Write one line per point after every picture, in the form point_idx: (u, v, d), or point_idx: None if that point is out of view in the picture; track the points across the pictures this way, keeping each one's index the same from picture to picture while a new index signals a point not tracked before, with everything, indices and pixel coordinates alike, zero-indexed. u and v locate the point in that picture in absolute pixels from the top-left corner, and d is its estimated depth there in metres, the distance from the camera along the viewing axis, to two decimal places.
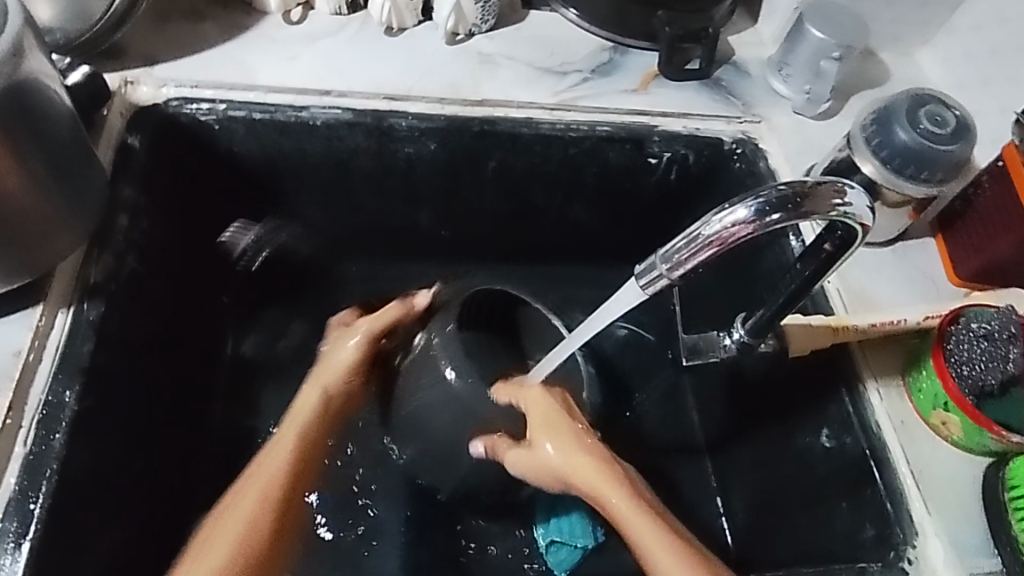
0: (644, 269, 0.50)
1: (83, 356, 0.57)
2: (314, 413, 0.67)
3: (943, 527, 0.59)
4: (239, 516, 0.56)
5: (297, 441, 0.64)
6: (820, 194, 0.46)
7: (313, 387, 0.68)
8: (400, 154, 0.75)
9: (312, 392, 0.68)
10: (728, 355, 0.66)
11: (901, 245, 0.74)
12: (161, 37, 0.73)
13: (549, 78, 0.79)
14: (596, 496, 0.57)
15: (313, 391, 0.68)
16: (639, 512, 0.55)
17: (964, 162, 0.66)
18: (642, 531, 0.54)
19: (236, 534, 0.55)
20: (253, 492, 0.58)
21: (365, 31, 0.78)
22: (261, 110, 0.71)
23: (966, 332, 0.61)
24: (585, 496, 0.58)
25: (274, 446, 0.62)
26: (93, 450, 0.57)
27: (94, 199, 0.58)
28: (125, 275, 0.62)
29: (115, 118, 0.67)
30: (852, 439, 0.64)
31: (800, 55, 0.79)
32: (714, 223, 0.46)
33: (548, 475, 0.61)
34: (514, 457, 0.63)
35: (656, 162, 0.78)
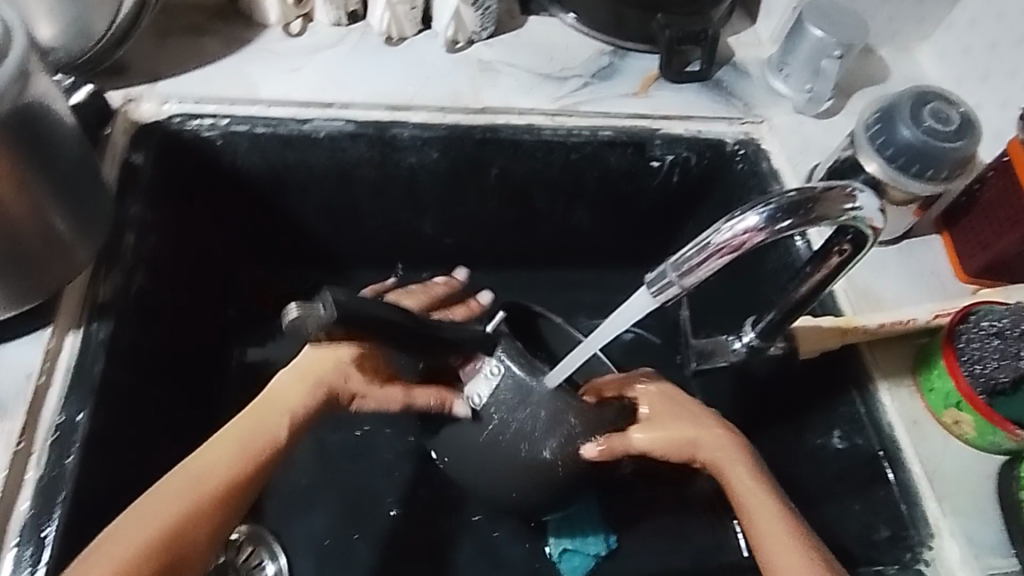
0: (655, 277, 0.50)
1: (95, 375, 0.57)
2: (301, 409, 0.57)
3: (958, 527, 0.58)
4: (171, 507, 0.49)
5: (265, 439, 0.55)
6: (830, 199, 0.45)
7: (304, 378, 0.58)
8: (403, 164, 0.75)
9: (305, 382, 0.57)
10: (738, 359, 0.65)
11: (906, 242, 0.73)
12: (161, 53, 0.73)
13: (549, 84, 0.79)
14: (722, 467, 0.58)
15: (306, 383, 0.58)
16: (756, 487, 0.57)
17: (970, 159, 0.66)
18: (773, 539, 0.54)
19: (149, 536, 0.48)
20: (189, 490, 0.51)
21: (365, 41, 0.78)
22: (264, 124, 0.71)
23: (977, 330, 0.61)
24: (710, 466, 0.59)
25: (237, 437, 0.54)
26: (106, 470, 0.57)
27: (103, 218, 0.58)
28: (134, 293, 0.62)
29: (119, 136, 0.67)
30: (864, 440, 0.63)
31: (799, 55, 0.79)
32: (724, 230, 0.46)
33: (677, 450, 0.60)
34: (639, 440, 0.60)
35: (659, 165, 0.78)
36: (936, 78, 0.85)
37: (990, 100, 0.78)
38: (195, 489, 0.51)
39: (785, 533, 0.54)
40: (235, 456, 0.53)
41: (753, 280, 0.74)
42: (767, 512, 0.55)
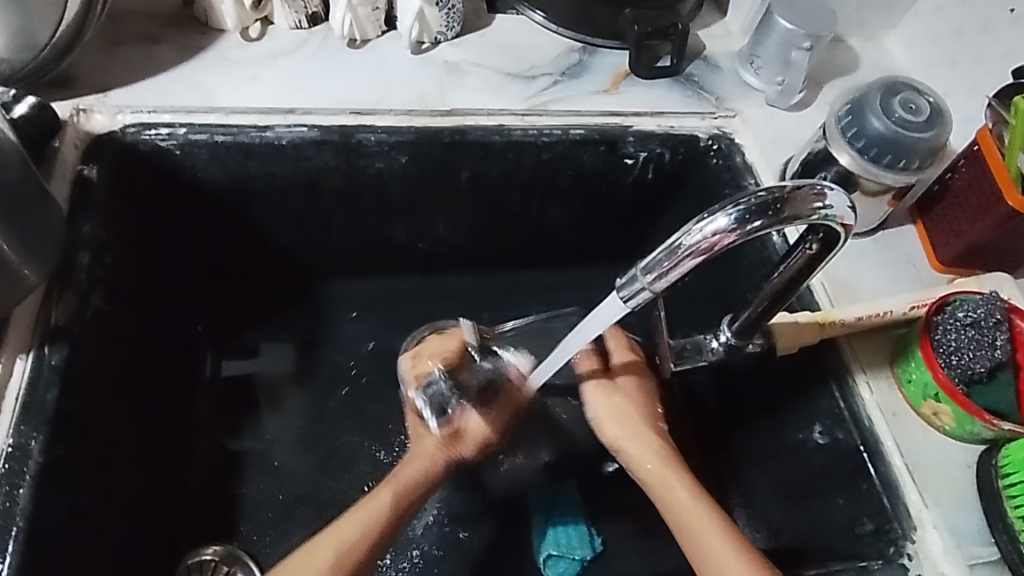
0: (626, 282, 0.49)
1: (49, 404, 0.54)
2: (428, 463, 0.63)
3: (940, 518, 0.58)
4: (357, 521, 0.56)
5: (417, 475, 0.62)
6: (798, 198, 0.45)
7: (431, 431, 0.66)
8: (371, 170, 0.73)
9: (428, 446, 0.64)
10: (716, 358, 0.64)
11: (881, 233, 0.73)
12: (113, 62, 0.71)
13: (518, 83, 0.77)
14: (648, 480, 0.61)
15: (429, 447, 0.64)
16: (707, 514, 0.57)
17: (941, 148, 0.65)
18: (711, 541, 0.55)
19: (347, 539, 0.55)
20: (388, 493, 0.60)
21: (327, 45, 0.76)
22: (223, 132, 0.68)
23: (952, 320, 0.61)
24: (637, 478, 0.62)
25: (408, 464, 0.63)
26: (64, 500, 0.55)
27: (52, 239, 0.56)
28: (89, 315, 0.60)
29: (69, 150, 0.64)
30: (845, 434, 0.63)
31: (769, 47, 0.78)
32: (694, 232, 0.45)
33: (641, 461, 0.62)
34: (599, 400, 0.64)
35: (632, 162, 0.77)
36: (906, 66, 0.85)
37: (959, 88, 0.78)
38: (385, 524, 0.58)
39: (709, 527, 0.56)
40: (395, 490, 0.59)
41: (731, 276, 0.73)
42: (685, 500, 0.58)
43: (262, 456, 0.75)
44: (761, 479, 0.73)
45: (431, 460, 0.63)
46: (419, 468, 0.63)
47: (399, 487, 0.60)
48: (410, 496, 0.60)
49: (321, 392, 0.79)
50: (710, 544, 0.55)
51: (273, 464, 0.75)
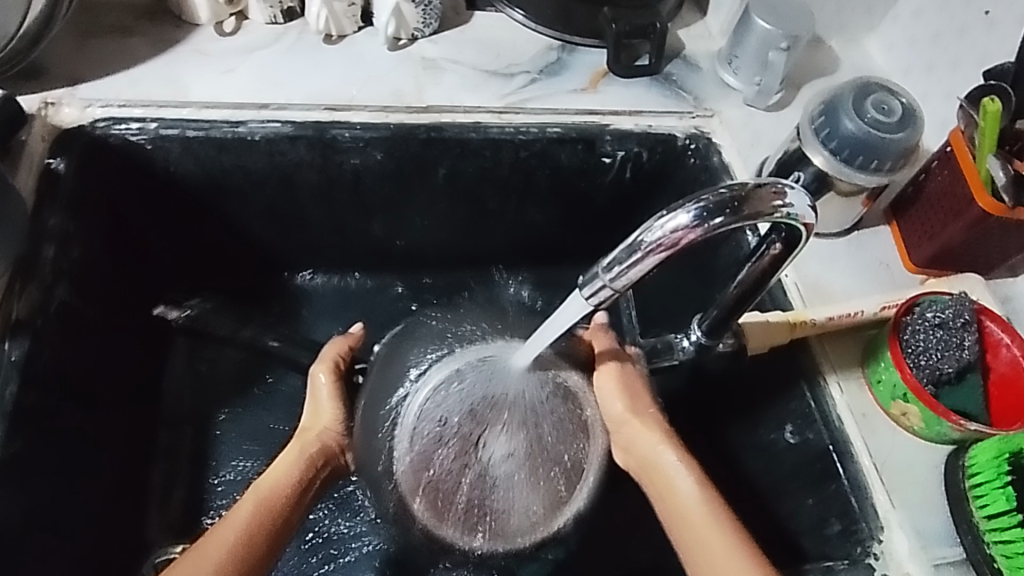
0: (587, 279, 0.48)
1: (7, 399, 0.54)
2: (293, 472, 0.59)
3: (907, 519, 0.58)
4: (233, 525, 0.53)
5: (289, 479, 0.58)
6: (760, 196, 0.44)
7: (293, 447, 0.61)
8: (346, 166, 0.73)
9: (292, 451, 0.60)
10: (687, 357, 0.64)
11: (856, 234, 0.73)
12: (85, 55, 0.70)
13: (495, 81, 0.77)
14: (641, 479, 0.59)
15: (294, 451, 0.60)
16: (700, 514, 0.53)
17: (913, 149, 0.66)
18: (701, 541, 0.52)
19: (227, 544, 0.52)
20: (253, 499, 0.55)
21: (303, 40, 0.75)
22: (195, 127, 0.68)
23: (921, 321, 0.61)
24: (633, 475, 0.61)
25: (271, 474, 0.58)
26: (23, 496, 0.54)
27: (13, 233, 0.56)
28: (53, 309, 0.59)
29: (36, 143, 0.64)
30: (815, 435, 0.63)
31: (747, 47, 0.78)
32: (655, 230, 0.45)
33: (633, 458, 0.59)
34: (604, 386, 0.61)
35: (609, 162, 0.77)
36: (885, 68, 0.85)
37: (936, 90, 0.79)
38: (255, 523, 0.53)
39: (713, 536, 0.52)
40: (258, 505, 0.55)
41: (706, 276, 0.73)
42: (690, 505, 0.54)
43: (235, 453, 0.75)
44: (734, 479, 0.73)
45: (304, 454, 0.60)
46: (297, 462, 0.59)
47: (275, 492, 0.56)
48: (281, 498, 0.56)
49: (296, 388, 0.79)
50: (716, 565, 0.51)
51: (246, 461, 0.75)
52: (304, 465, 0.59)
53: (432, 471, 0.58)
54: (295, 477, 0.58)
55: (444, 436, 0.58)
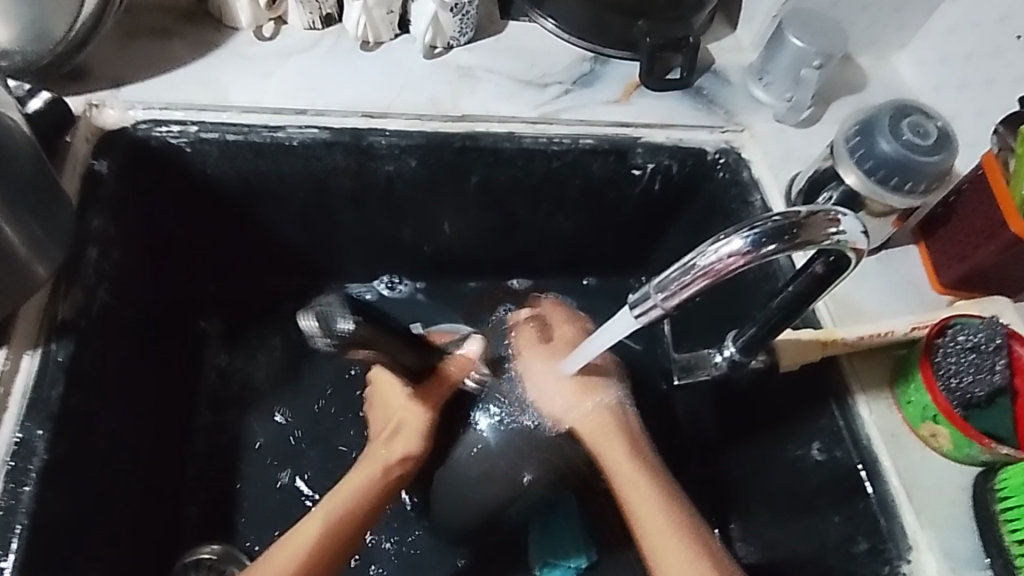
0: (638, 298, 0.50)
1: (53, 401, 0.54)
2: (369, 483, 0.62)
3: (935, 540, 0.59)
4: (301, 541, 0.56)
5: (360, 491, 0.61)
6: (814, 224, 0.46)
7: (373, 457, 0.64)
8: (381, 173, 0.73)
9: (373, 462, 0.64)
10: (719, 372, 0.65)
11: (884, 253, 0.74)
12: (127, 57, 0.71)
13: (529, 90, 0.77)
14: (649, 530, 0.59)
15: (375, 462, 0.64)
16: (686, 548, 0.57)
17: (947, 172, 0.66)
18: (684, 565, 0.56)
19: (299, 553, 0.56)
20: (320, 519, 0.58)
21: (341, 46, 0.76)
22: (234, 131, 0.68)
23: (952, 344, 0.62)
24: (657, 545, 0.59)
25: (347, 485, 0.62)
26: (67, 498, 0.55)
27: (62, 236, 0.56)
28: (95, 311, 0.60)
29: (80, 144, 0.64)
30: (843, 453, 0.63)
31: (780, 63, 0.78)
32: (709, 254, 0.46)
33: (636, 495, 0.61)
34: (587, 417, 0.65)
35: (640, 174, 0.77)
36: (913, 86, 0.85)
37: (966, 110, 0.79)
38: (340, 525, 0.58)
39: (654, 505, 0.60)
40: (321, 524, 0.58)
41: (735, 292, 0.73)
42: (645, 486, 0.61)
43: (262, 453, 0.75)
44: (756, 490, 0.73)
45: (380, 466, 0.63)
46: (369, 477, 0.63)
47: (352, 506, 0.60)
48: (348, 517, 0.59)
49: (318, 393, 0.79)
50: (643, 509, 0.60)
51: (274, 462, 0.75)
52: (378, 473, 0.63)
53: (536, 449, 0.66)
54: (370, 484, 0.62)
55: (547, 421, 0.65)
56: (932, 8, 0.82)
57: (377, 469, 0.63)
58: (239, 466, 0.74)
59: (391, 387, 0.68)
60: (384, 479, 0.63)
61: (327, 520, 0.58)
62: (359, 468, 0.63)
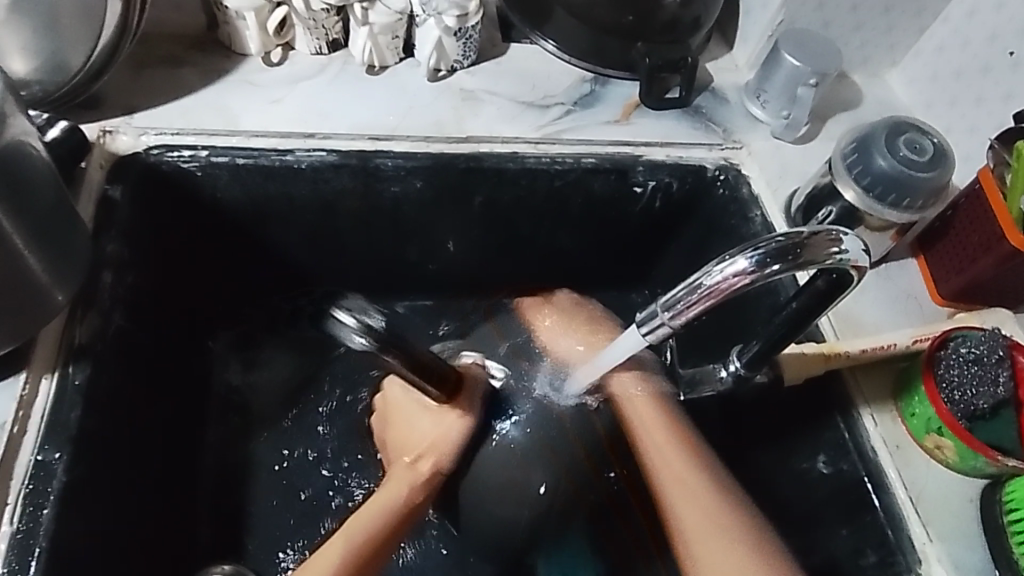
0: (645, 317, 0.51)
1: (72, 423, 0.55)
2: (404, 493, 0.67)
3: (945, 551, 0.59)
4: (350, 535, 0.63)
5: (400, 499, 0.67)
6: (817, 243, 0.47)
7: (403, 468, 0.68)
8: (387, 194, 0.74)
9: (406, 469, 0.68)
10: (724, 387, 0.66)
11: (883, 266, 0.75)
12: (139, 86, 0.72)
13: (531, 112, 0.79)
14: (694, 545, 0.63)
15: (407, 472, 0.68)
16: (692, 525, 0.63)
17: (943, 188, 0.67)
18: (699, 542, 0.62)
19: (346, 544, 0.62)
20: (361, 527, 0.64)
21: (346, 71, 0.77)
22: (244, 155, 0.69)
23: (955, 356, 0.62)
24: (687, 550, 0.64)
25: (387, 489, 0.67)
26: (85, 518, 0.55)
27: (78, 261, 0.57)
28: (111, 334, 0.61)
29: (94, 170, 0.65)
30: (849, 466, 0.64)
31: (776, 82, 0.80)
32: (715, 273, 0.47)
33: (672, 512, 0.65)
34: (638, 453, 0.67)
35: (641, 191, 0.79)
36: (906, 102, 0.87)
37: (958, 125, 0.81)
38: (366, 541, 0.63)
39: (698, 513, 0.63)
40: (358, 538, 0.63)
41: (738, 307, 0.75)
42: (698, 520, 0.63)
43: (271, 474, 0.76)
44: (762, 504, 0.74)
45: (412, 474, 0.68)
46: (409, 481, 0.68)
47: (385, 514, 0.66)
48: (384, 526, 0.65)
49: (327, 410, 0.80)
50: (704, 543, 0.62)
51: (282, 482, 0.76)
52: (406, 495, 0.67)
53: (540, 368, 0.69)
54: (404, 495, 0.67)
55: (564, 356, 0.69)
56: (924, 27, 0.84)
57: (405, 487, 0.67)
58: (247, 485, 0.75)
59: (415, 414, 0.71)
60: (407, 502, 0.67)
61: (348, 541, 0.62)
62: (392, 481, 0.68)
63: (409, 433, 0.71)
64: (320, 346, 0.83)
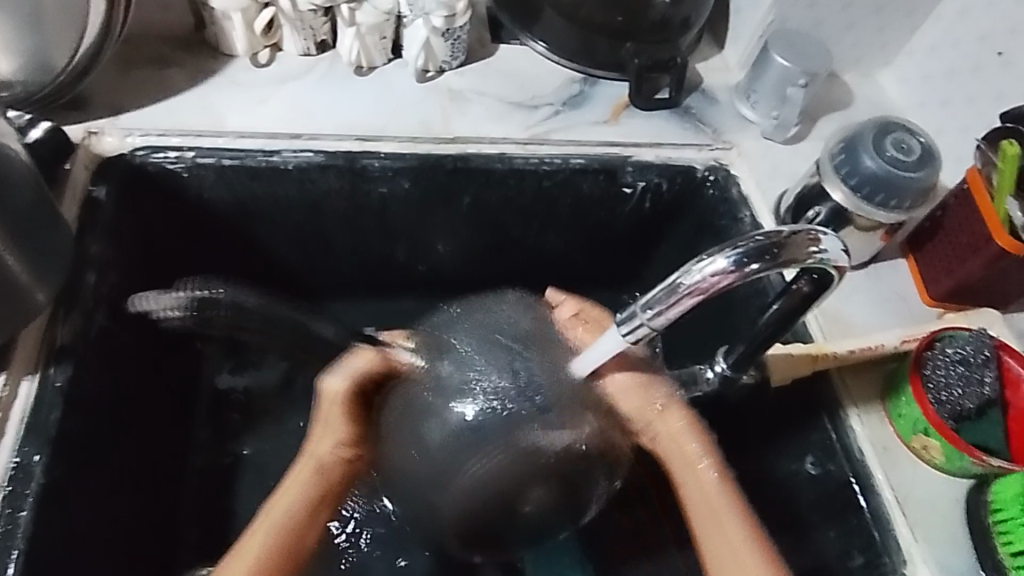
0: (625, 316, 0.50)
1: (51, 425, 0.55)
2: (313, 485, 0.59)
3: (930, 553, 0.59)
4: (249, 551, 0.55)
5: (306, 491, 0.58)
6: (796, 243, 0.47)
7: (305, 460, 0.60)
8: (374, 194, 0.74)
9: (310, 459, 0.59)
10: (711, 388, 0.65)
11: (873, 267, 0.74)
12: (126, 86, 0.72)
13: (520, 112, 0.79)
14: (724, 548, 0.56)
15: (309, 461, 0.59)
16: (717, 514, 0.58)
17: (932, 188, 0.67)
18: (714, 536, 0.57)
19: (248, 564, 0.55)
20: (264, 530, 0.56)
21: (334, 71, 0.77)
22: (231, 156, 0.69)
23: (942, 357, 0.62)
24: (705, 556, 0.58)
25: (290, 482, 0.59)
26: (63, 520, 0.55)
27: (61, 262, 0.57)
28: (93, 335, 0.61)
29: (79, 171, 0.65)
30: (837, 466, 0.63)
31: (765, 83, 0.80)
32: (694, 273, 0.46)
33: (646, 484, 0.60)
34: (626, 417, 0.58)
35: (630, 192, 0.79)
36: (897, 102, 0.87)
37: (950, 125, 0.81)
38: (278, 541, 0.56)
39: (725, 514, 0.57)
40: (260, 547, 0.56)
41: (727, 307, 0.74)
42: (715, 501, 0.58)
43: (258, 475, 0.76)
44: None
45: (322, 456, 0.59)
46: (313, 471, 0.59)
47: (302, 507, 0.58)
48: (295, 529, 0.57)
49: None
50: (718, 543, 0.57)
51: (270, 484, 0.75)
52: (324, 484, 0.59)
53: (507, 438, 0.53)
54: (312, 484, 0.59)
55: (557, 408, 0.53)
56: (916, 26, 0.84)
57: (311, 471, 0.59)
58: (235, 486, 0.75)
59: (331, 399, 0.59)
60: (323, 477, 0.59)
61: (268, 539, 0.56)
62: (314, 471, 0.59)
63: (328, 429, 0.59)
64: None
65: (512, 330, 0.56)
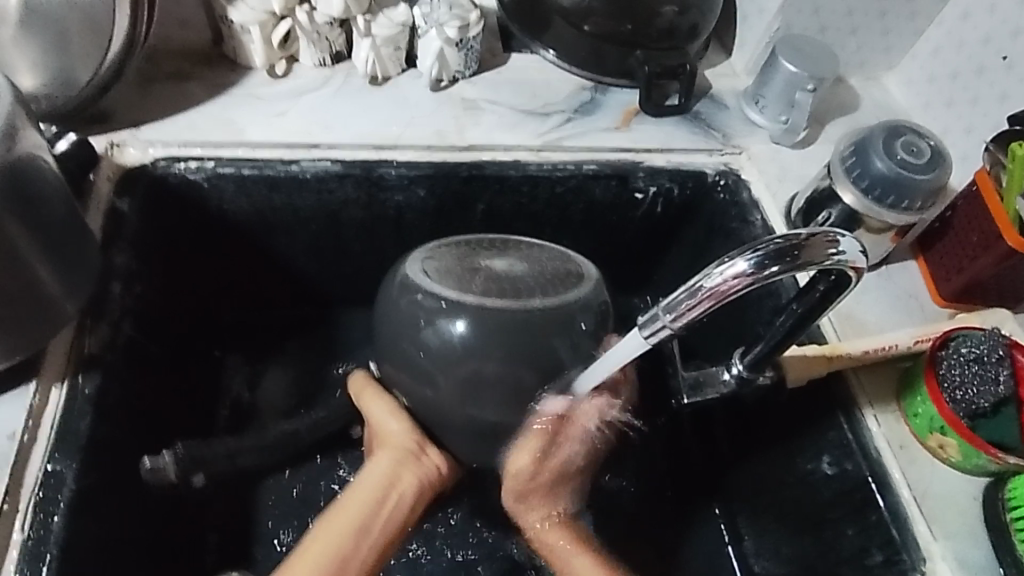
0: (647, 319, 0.51)
1: (82, 432, 0.56)
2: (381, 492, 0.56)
3: (949, 551, 0.59)
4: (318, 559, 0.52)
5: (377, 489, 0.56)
6: (814, 245, 0.48)
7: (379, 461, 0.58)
8: (391, 203, 0.75)
9: (385, 463, 0.58)
10: (728, 390, 0.65)
11: (884, 267, 0.75)
12: (146, 100, 0.73)
13: (532, 119, 0.80)
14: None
15: (386, 464, 0.58)
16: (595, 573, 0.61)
17: (942, 189, 0.68)
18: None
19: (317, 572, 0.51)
20: (333, 539, 0.53)
21: (349, 82, 0.78)
22: (249, 166, 0.70)
23: (956, 356, 0.63)
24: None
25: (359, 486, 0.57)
26: (94, 527, 0.56)
27: (87, 272, 0.58)
28: (119, 343, 0.62)
29: (103, 183, 0.66)
30: (854, 465, 0.64)
31: (773, 87, 0.81)
32: (714, 276, 0.47)
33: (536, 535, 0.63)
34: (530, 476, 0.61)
35: (642, 197, 0.80)
36: (904, 105, 0.88)
37: (956, 127, 0.82)
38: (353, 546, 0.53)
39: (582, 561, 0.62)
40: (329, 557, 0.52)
41: (741, 308, 0.75)
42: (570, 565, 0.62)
43: (277, 481, 0.76)
44: (767, 506, 0.74)
45: (395, 462, 0.58)
46: (382, 480, 0.57)
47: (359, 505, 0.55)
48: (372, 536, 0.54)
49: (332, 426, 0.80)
50: None
51: (289, 490, 0.76)
52: (383, 484, 0.57)
53: (507, 327, 0.55)
54: (383, 495, 0.56)
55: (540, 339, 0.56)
56: (919, 31, 0.85)
57: (386, 478, 0.57)
58: (256, 492, 0.76)
59: (376, 403, 0.62)
60: (395, 485, 0.57)
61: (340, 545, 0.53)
62: (367, 474, 0.57)
63: (379, 430, 0.61)
64: (325, 353, 0.84)
65: (594, 327, 0.58)
